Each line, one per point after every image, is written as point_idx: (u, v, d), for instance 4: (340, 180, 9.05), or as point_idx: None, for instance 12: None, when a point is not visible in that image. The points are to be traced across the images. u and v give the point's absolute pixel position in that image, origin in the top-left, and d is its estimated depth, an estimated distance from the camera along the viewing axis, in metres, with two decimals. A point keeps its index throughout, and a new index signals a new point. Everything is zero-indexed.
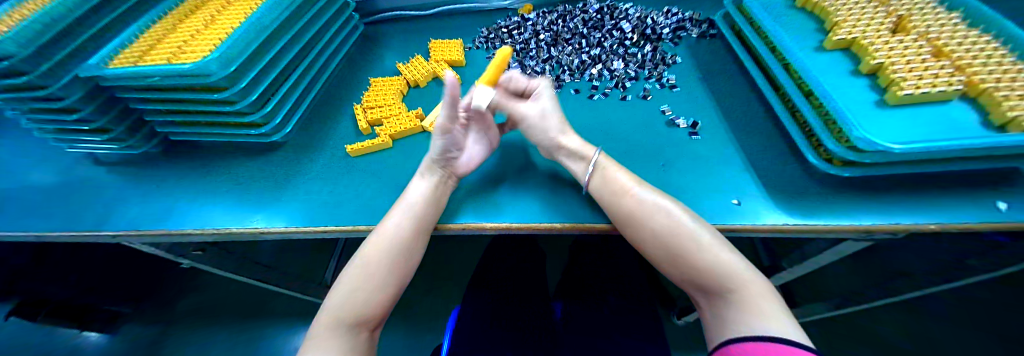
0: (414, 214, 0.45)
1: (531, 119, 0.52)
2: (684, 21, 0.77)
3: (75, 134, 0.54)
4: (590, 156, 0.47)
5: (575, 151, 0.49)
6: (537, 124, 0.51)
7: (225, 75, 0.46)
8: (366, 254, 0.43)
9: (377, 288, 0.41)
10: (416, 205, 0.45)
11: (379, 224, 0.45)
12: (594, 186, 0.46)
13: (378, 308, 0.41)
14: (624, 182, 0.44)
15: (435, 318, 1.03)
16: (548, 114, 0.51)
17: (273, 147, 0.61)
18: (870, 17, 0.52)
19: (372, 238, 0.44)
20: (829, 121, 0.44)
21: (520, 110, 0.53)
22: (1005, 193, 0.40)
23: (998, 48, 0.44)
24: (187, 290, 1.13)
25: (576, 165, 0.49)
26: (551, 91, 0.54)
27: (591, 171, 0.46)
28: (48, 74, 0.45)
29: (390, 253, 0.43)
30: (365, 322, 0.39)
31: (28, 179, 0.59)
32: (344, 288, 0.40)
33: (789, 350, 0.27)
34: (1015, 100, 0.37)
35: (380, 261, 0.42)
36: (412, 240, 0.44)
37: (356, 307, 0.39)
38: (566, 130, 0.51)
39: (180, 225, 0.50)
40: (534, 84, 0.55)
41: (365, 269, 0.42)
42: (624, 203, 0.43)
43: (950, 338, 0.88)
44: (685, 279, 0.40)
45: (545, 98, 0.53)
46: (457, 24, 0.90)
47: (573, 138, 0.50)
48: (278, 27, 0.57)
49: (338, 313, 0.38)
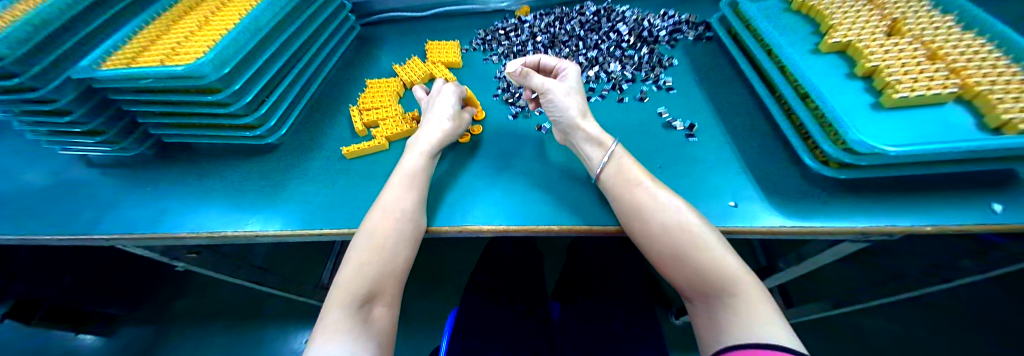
0: (416, 186, 0.47)
1: (556, 93, 0.52)
2: (680, 23, 0.77)
3: (68, 136, 0.54)
4: (608, 145, 0.48)
5: (593, 136, 0.49)
6: (562, 99, 0.52)
7: (218, 76, 0.46)
8: (376, 227, 0.43)
9: (390, 259, 0.41)
10: (419, 178, 0.48)
11: (381, 198, 0.46)
12: (606, 175, 0.46)
13: (392, 280, 0.41)
14: (637, 175, 0.45)
15: (433, 321, 1.02)
16: (572, 92, 0.53)
17: (268, 149, 0.60)
18: (865, 20, 0.53)
19: (378, 212, 0.44)
20: (824, 124, 0.44)
21: (548, 82, 0.53)
22: (1000, 195, 0.41)
23: (992, 51, 0.45)
24: (182, 293, 1.12)
25: (591, 151, 0.49)
26: (579, 75, 0.56)
27: (606, 160, 0.47)
28: (40, 76, 0.44)
29: (399, 223, 0.43)
30: (380, 295, 0.40)
31: (20, 181, 0.59)
32: (355, 262, 0.40)
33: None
34: (1009, 103, 0.37)
35: (391, 233, 0.42)
36: (418, 212, 0.45)
37: (370, 279, 0.39)
38: (587, 115, 0.52)
39: (173, 228, 0.50)
40: (564, 66, 0.57)
41: (378, 241, 0.42)
42: (635, 194, 0.43)
43: (945, 339, 0.89)
44: (684, 282, 0.39)
45: (572, 80, 0.55)
46: (454, 26, 0.89)
47: (591, 125, 0.51)
48: (273, 28, 0.57)
49: (356, 288, 0.38)
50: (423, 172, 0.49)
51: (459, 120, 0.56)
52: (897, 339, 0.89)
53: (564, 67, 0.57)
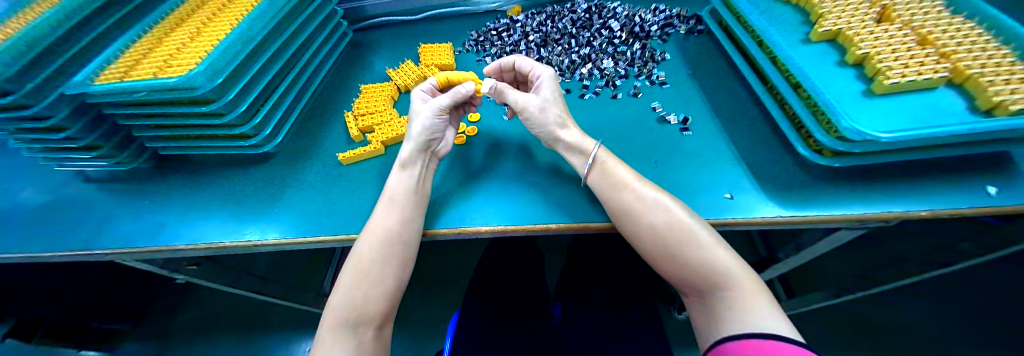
0: (404, 205, 0.45)
1: (531, 109, 0.51)
2: (671, 17, 0.77)
3: (64, 152, 0.54)
4: (590, 151, 0.47)
5: (574, 145, 0.49)
6: (537, 116, 0.51)
7: (211, 87, 0.46)
8: (363, 251, 0.42)
9: (379, 281, 0.41)
10: (401, 197, 0.46)
11: (371, 220, 0.45)
12: (592, 178, 0.46)
13: (380, 302, 0.40)
14: (623, 176, 0.44)
15: (435, 324, 1.03)
16: (548, 104, 0.51)
17: (264, 158, 0.60)
18: (855, 8, 0.53)
19: (365, 236, 0.43)
20: (817, 113, 0.44)
21: (522, 98, 0.52)
22: (993, 177, 0.41)
23: (981, 34, 0.45)
24: (184, 305, 1.12)
25: (575, 158, 0.49)
26: (554, 82, 0.53)
27: (590, 164, 0.47)
28: (34, 93, 0.44)
29: (386, 244, 0.42)
30: (370, 317, 0.39)
31: (18, 199, 0.59)
32: (345, 286, 0.40)
33: (796, 350, 0.26)
34: (1000, 85, 0.38)
35: (377, 257, 0.42)
36: (404, 231, 0.44)
37: (359, 303, 0.39)
38: (567, 124, 0.50)
39: (170, 241, 0.50)
40: (539, 72, 0.55)
41: (365, 264, 0.41)
42: (622, 195, 0.43)
43: (946, 322, 0.89)
44: (677, 277, 0.40)
45: (547, 91, 0.52)
46: (446, 28, 0.90)
47: (573, 132, 0.50)
48: (265, 37, 0.57)
49: (344, 312, 0.38)
50: (407, 187, 0.47)
51: (421, 121, 0.50)
52: (899, 325, 0.90)
53: (541, 73, 0.55)
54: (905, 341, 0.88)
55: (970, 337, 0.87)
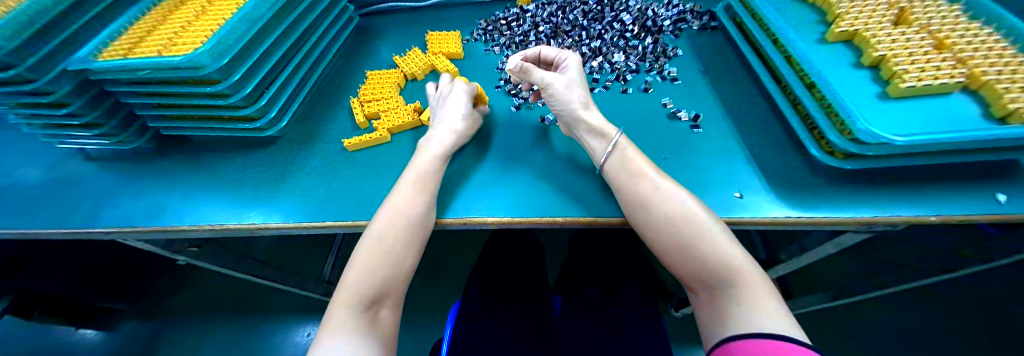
0: (427, 189, 0.46)
1: (557, 87, 0.53)
2: (684, 12, 0.76)
3: (64, 129, 0.53)
4: (612, 136, 0.48)
5: (596, 128, 0.49)
6: (563, 92, 0.52)
7: (217, 67, 0.45)
8: (385, 231, 0.42)
9: (397, 263, 0.41)
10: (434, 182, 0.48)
11: (390, 201, 0.45)
12: (609, 166, 0.47)
13: (399, 282, 0.41)
14: (641, 167, 0.45)
15: (434, 312, 1.04)
16: (574, 84, 0.53)
17: (268, 142, 0.60)
18: (873, 9, 0.52)
19: (386, 214, 0.43)
20: (830, 114, 0.44)
21: (548, 76, 0.53)
22: (1004, 185, 0.41)
23: (1000, 41, 0.44)
24: (184, 286, 1.13)
25: (595, 142, 0.49)
26: (579, 64, 0.56)
27: (610, 151, 0.47)
28: (37, 67, 0.44)
29: (410, 228, 0.43)
30: (386, 298, 0.39)
31: (18, 175, 0.59)
32: (363, 267, 0.40)
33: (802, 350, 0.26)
34: (1015, 93, 0.37)
35: (401, 237, 0.42)
36: (427, 215, 0.45)
37: (378, 281, 0.39)
38: (589, 105, 0.52)
39: (175, 222, 0.50)
40: (564, 56, 0.57)
41: (389, 242, 0.41)
42: (639, 186, 0.43)
43: (941, 328, 0.90)
44: (687, 271, 0.39)
45: (572, 72, 0.55)
46: (454, 16, 0.88)
47: (595, 114, 0.51)
48: (271, 18, 0.56)
49: (361, 290, 0.38)
50: (429, 173, 0.48)
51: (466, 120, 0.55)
52: (894, 329, 0.91)
53: (565, 57, 0.57)
54: (899, 344, 0.89)
55: (961, 343, 0.88)
